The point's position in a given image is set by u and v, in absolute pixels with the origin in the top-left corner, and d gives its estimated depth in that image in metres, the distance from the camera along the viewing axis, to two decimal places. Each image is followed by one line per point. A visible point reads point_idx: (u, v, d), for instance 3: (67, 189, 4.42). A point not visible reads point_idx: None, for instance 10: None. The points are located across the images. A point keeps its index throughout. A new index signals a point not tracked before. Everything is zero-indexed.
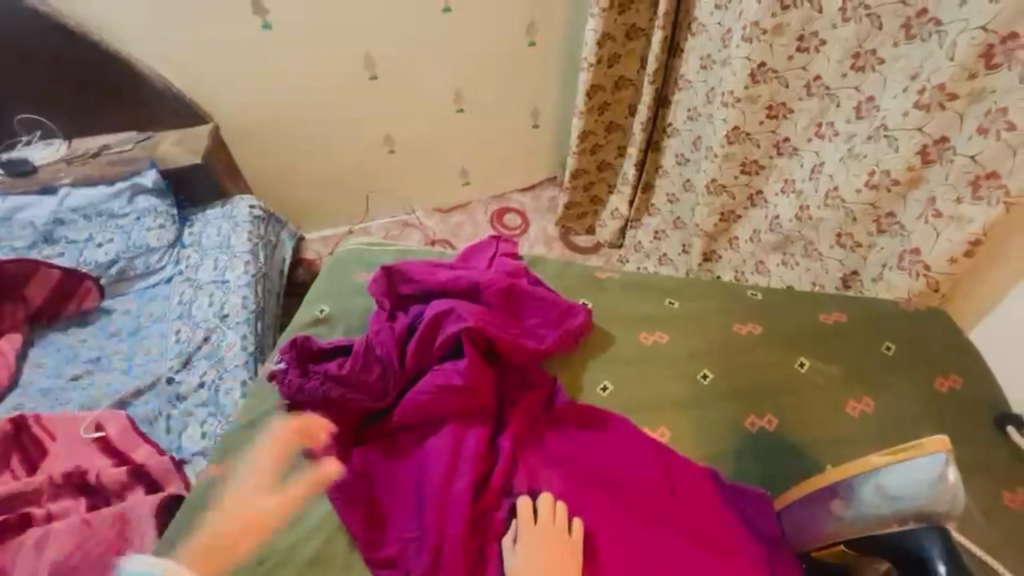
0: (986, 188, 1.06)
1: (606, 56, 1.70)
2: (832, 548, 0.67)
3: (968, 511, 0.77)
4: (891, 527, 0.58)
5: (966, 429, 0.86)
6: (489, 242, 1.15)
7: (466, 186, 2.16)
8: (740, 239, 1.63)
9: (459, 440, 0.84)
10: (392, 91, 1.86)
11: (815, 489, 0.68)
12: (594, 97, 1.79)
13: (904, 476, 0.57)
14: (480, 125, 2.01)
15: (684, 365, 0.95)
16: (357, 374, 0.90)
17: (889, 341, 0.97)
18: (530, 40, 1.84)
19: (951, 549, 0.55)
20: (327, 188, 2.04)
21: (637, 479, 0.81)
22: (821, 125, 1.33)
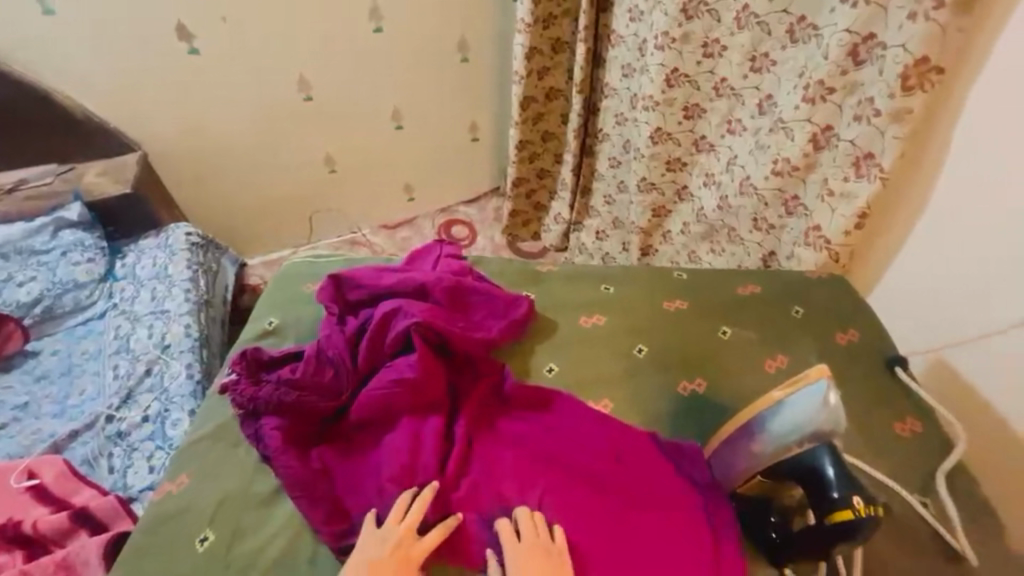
0: (866, 166, 1.20)
1: (535, 68, 1.81)
2: (751, 481, 0.77)
3: (870, 443, 0.88)
4: (788, 452, 0.70)
5: (866, 374, 0.98)
6: (434, 245, 1.20)
7: (411, 202, 2.20)
8: (672, 232, 1.76)
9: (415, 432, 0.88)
10: (328, 111, 1.88)
11: (732, 432, 0.77)
12: (528, 107, 1.89)
13: (800, 406, 0.68)
14: (419, 140, 2.06)
15: (622, 342, 1.03)
16: (310, 378, 0.92)
17: (798, 306, 1.08)
18: (462, 56, 1.92)
19: (838, 459, 0.67)
20: (269, 212, 2.02)
21: (587, 452, 0.87)
22: (731, 122, 1.48)
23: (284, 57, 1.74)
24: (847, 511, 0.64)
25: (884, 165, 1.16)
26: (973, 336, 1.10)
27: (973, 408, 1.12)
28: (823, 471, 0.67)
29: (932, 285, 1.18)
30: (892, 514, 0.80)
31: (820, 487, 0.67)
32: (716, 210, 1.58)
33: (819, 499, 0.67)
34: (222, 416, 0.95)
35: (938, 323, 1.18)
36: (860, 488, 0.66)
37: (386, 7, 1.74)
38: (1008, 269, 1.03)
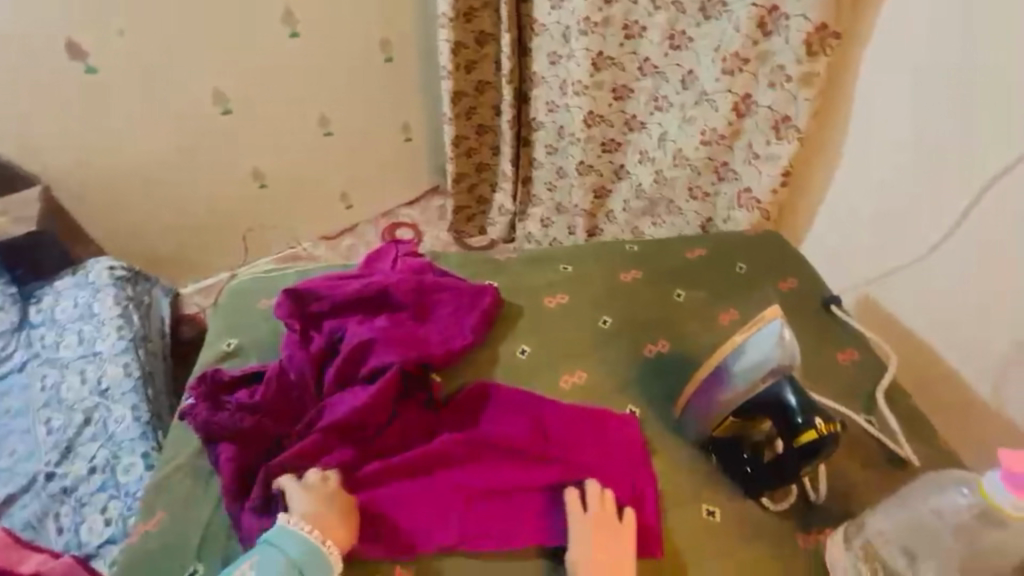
0: (784, 129, 1.31)
1: (462, 63, 1.83)
2: (724, 424, 0.82)
3: (819, 376, 0.96)
4: (757, 387, 0.77)
5: (806, 314, 1.07)
6: (390, 246, 1.19)
7: (350, 210, 2.11)
8: (615, 210, 1.81)
9: (385, 455, 0.87)
10: (251, 122, 1.80)
11: (702, 381, 0.82)
12: (459, 102, 1.90)
13: (763, 344, 0.77)
14: (353, 145, 1.99)
15: (586, 316, 1.07)
16: (272, 402, 0.88)
17: (740, 263, 1.17)
18: (386, 56, 1.89)
19: (799, 387, 0.76)
20: (199, 236, 1.91)
21: (567, 441, 0.87)
22: (658, 100, 1.55)
23: (196, 70, 1.66)
24: (813, 431, 0.73)
25: (800, 126, 1.28)
26: (896, 267, 1.23)
27: (901, 334, 1.24)
28: (789, 401, 0.75)
29: (856, 228, 1.30)
30: (847, 435, 0.89)
31: (786, 414, 0.75)
32: (653, 184, 1.65)
33: (787, 425, 0.75)
34: (186, 449, 0.89)
35: (864, 261, 1.30)
36: (820, 409, 0.75)
37: (301, 11, 1.70)
38: (921, 201, 1.16)
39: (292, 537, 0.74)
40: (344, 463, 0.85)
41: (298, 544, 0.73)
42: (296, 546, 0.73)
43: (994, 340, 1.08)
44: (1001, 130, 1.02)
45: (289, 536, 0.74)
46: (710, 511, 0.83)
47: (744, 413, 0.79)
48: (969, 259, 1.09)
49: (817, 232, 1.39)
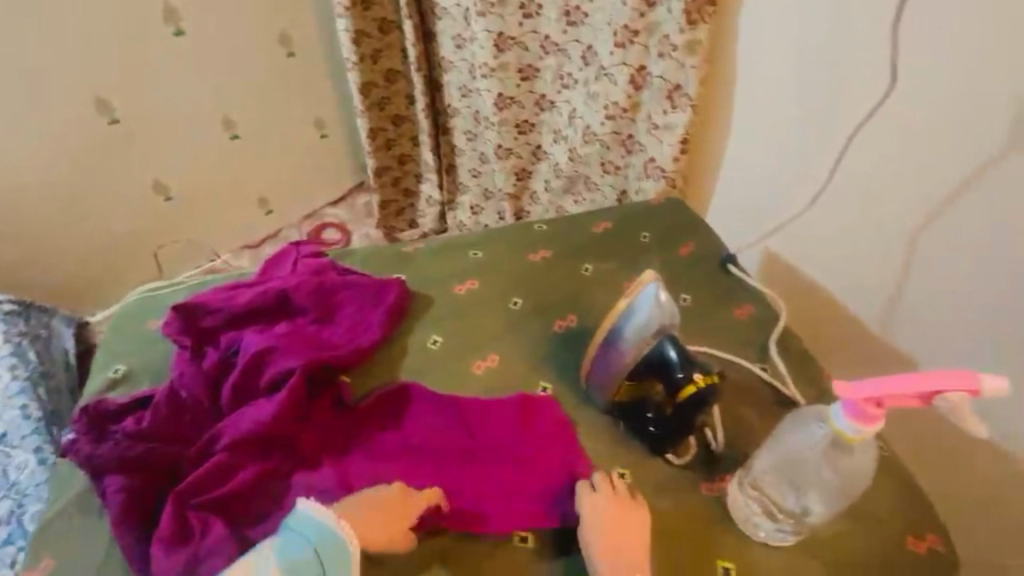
0: (677, 98, 1.34)
1: (366, 52, 1.77)
2: (626, 387, 0.84)
3: (718, 334, 1.01)
4: (645, 348, 0.82)
5: (704, 275, 1.11)
6: (290, 249, 1.14)
7: (270, 215, 2.00)
8: (538, 190, 1.80)
9: (302, 474, 0.81)
10: (145, 131, 1.67)
11: (598, 349, 0.85)
12: (370, 94, 1.85)
13: (645, 306, 0.81)
14: (265, 147, 1.89)
15: (496, 300, 1.06)
16: (163, 427, 0.83)
17: (644, 232, 1.20)
18: (287, 51, 1.79)
19: (678, 344, 0.82)
20: (108, 260, 1.77)
21: (494, 436, 0.86)
22: (563, 78, 1.55)
23: (71, 79, 1.52)
24: (692, 385, 0.79)
25: (691, 95, 1.31)
26: (785, 219, 1.30)
27: (803, 285, 1.32)
28: (672, 358, 0.81)
29: (749, 187, 1.36)
30: (742, 384, 0.94)
31: (671, 369, 0.82)
32: (568, 161, 1.65)
33: (671, 383, 0.81)
34: (74, 489, 0.82)
35: (758, 217, 1.36)
36: (698, 364, 0.82)
37: (184, 7, 1.58)
38: (802, 153, 1.23)
39: (312, 527, 0.71)
40: (254, 487, 0.80)
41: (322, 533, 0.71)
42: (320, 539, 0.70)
43: (881, 276, 1.18)
44: (856, 79, 1.09)
45: (309, 523, 0.71)
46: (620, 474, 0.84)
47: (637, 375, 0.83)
48: (848, 204, 1.18)
49: (716, 201, 1.43)
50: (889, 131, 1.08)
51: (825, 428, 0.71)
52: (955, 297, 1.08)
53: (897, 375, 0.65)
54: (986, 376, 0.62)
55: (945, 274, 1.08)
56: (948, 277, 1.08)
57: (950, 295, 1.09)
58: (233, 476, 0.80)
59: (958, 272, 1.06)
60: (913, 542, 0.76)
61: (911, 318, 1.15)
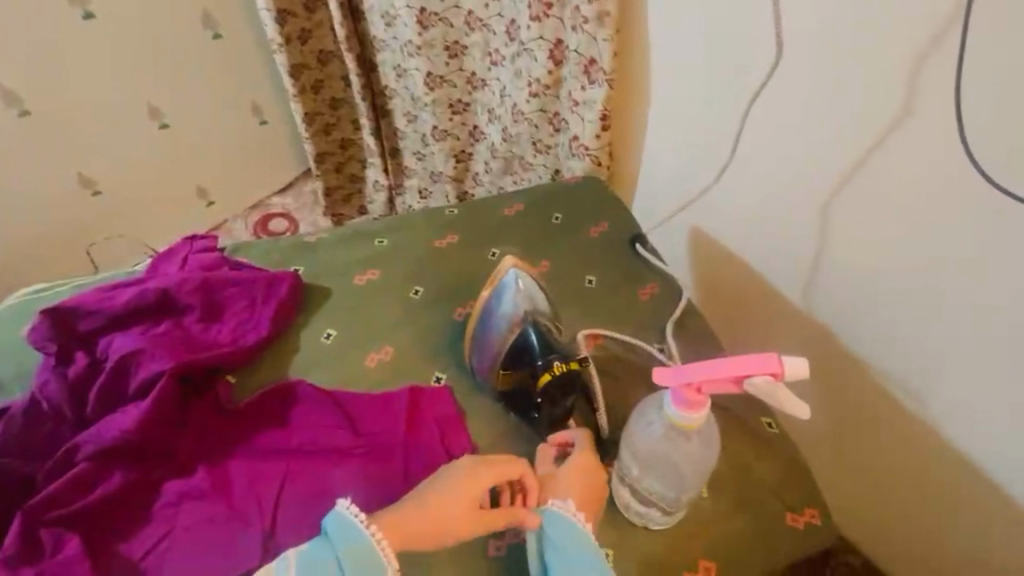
0: (594, 72, 1.26)
1: (293, 33, 1.67)
2: (502, 378, 0.87)
3: (619, 315, 1.00)
4: (509, 337, 0.87)
5: (614, 256, 1.09)
6: (183, 243, 1.08)
7: (211, 206, 1.88)
8: (479, 171, 1.73)
9: (179, 481, 0.79)
10: (63, 127, 1.53)
11: (474, 341, 0.90)
12: (301, 76, 1.74)
13: (506, 293, 0.88)
14: (198, 136, 1.75)
15: (396, 289, 1.03)
16: (20, 440, 0.80)
17: (557, 213, 1.16)
18: (212, 32, 1.64)
19: (541, 331, 0.86)
20: (30, 262, 1.64)
21: (378, 434, 0.84)
22: (491, 54, 1.48)
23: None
24: (547, 373, 0.83)
25: (606, 69, 1.23)
26: (699, 193, 1.23)
27: (730, 267, 1.23)
28: (532, 344, 0.86)
29: (667, 161, 1.29)
30: (637, 366, 0.93)
31: (534, 354, 0.85)
32: (502, 141, 1.58)
33: (531, 371, 0.85)
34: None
35: (677, 194, 1.29)
36: (557, 350, 0.85)
37: None
38: (710, 122, 1.14)
39: (345, 533, 0.67)
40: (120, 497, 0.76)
41: (349, 543, 0.66)
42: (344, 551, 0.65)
43: (796, 255, 1.09)
44: (752, 37, 1.00)
45: (338, 526, 0.67)
46: None
47: (509, 365, 0.86)
48: (757, 176, 1.09)
49: (641, 183, 1.37)
50: (788, 94, 0.98)
51: (662, 419, 0.69)
52: (872, 281, 0.98)
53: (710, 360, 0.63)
54: (789, 356, 0.62)
55: (858, 254, 0.99)
56: (862, 260, 0.98)
57: (861, 279, 1.00)
58: (95, 488, 0.76)
59: (870, 253, 0.97)
60: (791, 518, 0.80)
61: (831, 306, 1.06)
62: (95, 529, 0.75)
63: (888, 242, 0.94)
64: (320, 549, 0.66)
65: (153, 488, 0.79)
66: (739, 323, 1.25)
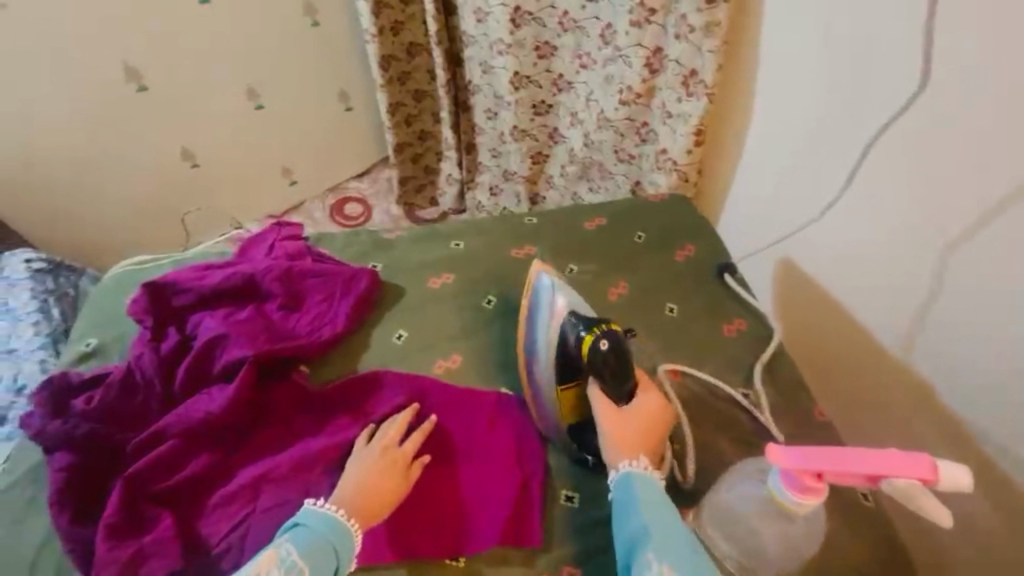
0: (693, 85, 1.19)
1: (386, 24, 1.68)
2: (569, 391, 0.81)
3: (699, 351, 0.94)
4: (551, 346, 0.82)
5: (698, 285, 1.02)
6: (270, 229, 1.12)
7: (294, 185, 1.95)
8: (554, 175, 1.69)
9: (255, 463, 0.82)
10: (172, 103, 1.62)
11: (526, 368, 0.86)
12: (390, 67, 1.76)
13: (539, 302, 0.85)
14: (290, 120, 1.83)
15: (468, 296, 1.01)
16: (114, 406, 0.85)
17: (640, 232, 1.11)
18: (312, 20, 1.70)
19: (573, 315, 0.82)
20: (132, 224, 1.76)
21: (465, 438, 0.85)
22: (582, 57, 1.44)
23: (96, 43, 1.46)
24: (584, 348, 0.77)
25: (708, 82, 1.15)
26: (800, 225, 1.12)
27: (823, 305, 1.11)
28: (568, 332, 0.80)
29: (765, 186, 1.19)
30: (717, 410, 0.87)
31: (575, 348, 0.80)
32: (583, 147, 1.54)
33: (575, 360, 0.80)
34: (24, 463, 0.85)
35: (774, 223, 1.19)
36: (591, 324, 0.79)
37: None
38: (822, 149, 1.04)
39: (321, 517, 0.69)
40: (195, 472, 0.80)
41: (329, 525, 0.68)
42: (329, 529, 0.68)
43: (904, 305, 0.97)
44: (889, 60, 0.89)
45: (314, 515, 0.69)
46: (568, 497, 0.82)
47: (569, 379, 0.81)
48: (870, 212, 0.98)
49: (730, 205, 1.28)
50: (923, 126, 0.87)
51: (763, 491, 0.63)
52: (1000, 348, 0.85)
53: (841, 448, 0.56)
54: (947, 463, 0.53)
55: (987, 314, 0.86)
56: (993, 321, 0.86)
57: (979, 342, 0.88)
58: (177, 462, 0.81)
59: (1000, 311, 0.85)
60: None
61: (941, 366, 0.94)
62: (173, 500, 0.79)
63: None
64: (306, 535, 0.67)
65: (226, 468, 0.81)
66: (825, 366, 1.14)
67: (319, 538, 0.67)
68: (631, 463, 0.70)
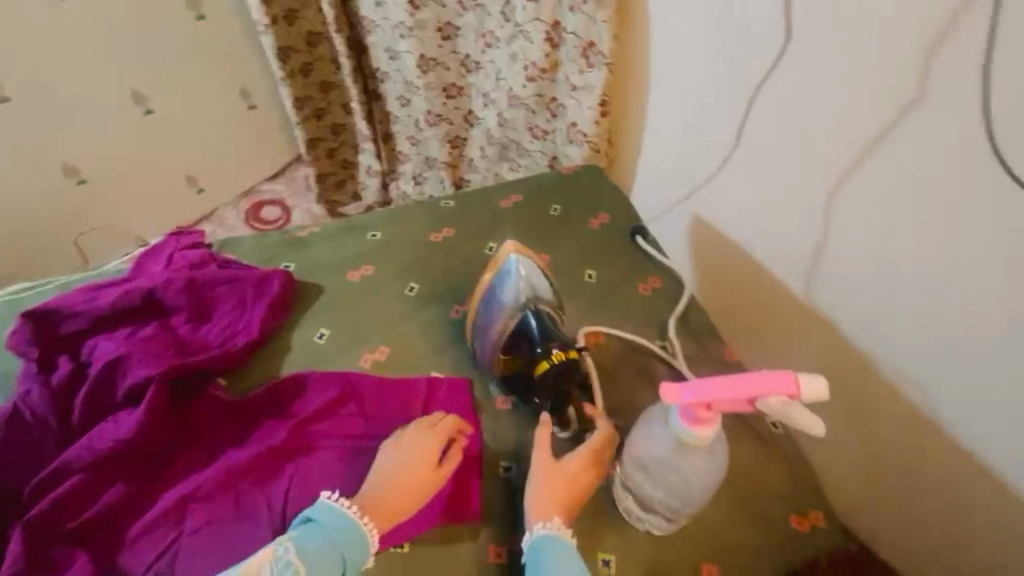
0: (592, 56, 1.21)
1: (279, 13, 1.59)
2: (508, 364, 0.86)
3: (620, 312, 0.98)
4: (509, 325, 0.85)
5: (613, 248, 1.06)
6: (168, 239, 1.04)
7: (201, 193, 1.82)
8: (474, 157, 1.67)
9: (179, 484, 0.77)
10: (41, 115, 1.44)
11: (474, 329, 0.89)
12: (290, 60, 1.66)
13: (504, 283, 0.87)
14: (184, 123, 1.68)
15: (391, 286, 0.99)
16: (5, 450, 0.78)
17: (555, 204, 1.13)
18: (196, 14, 1.57)
19: (538, 313, 0.85)
20: (16, 253, 1.58)
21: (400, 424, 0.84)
22: (486, 36, 1.42)
23: None
24: (546, 361, 0.81)
25: (605, 53, 1.18)
26: (698, 184, 1.18)
27: (732, 257, 1.17)
28: (532, 332, 0.84)
29: (668, 151, 1.23)
30: (637, 363, 0.92)
31: (528, 344, 0.84)
32: (499, 128, 1.53)
33: (530, 356, 0.84)
34: None
35: (676, 183, 1.23)
36: (557, 339, 0.84)
37: None
38: (713, 110, 1.09)
39: (339, 523, 0.70)
40: (108, 505, 0.75)
41: (341, 536, 0.69)
42: (342, 534, 0.69)
43: (797, 251, 1.04)
44: (760, 19, 0.94)
45: (332, 520, 0.70)
46: (506, 467, 0.84)
47: (508, 355, 0.86)
48: (762, 166, 1.04)
49: (641, 172, 1.32)
50: (794, 81, 0.93)
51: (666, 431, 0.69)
52: (920, 291, 0.88)
53: (721, 380, 0.63)
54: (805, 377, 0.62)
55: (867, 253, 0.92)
56: (905, 262, 0.87)
57: (863, 280, 0.94)
58: (89, 497, 0.75)
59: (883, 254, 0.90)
60: (797, 521, 0.79)
61: (836, 301, 1.01)
62: (88, 536, 0.74)
63: (892, 245, 0.88)
64: (314, 539, 0.68)
65: (146, 494, 0.77)
66: (739, 310, 1.20)
67: (327, 538, 0.68)
68: (546, 524, 0.70)
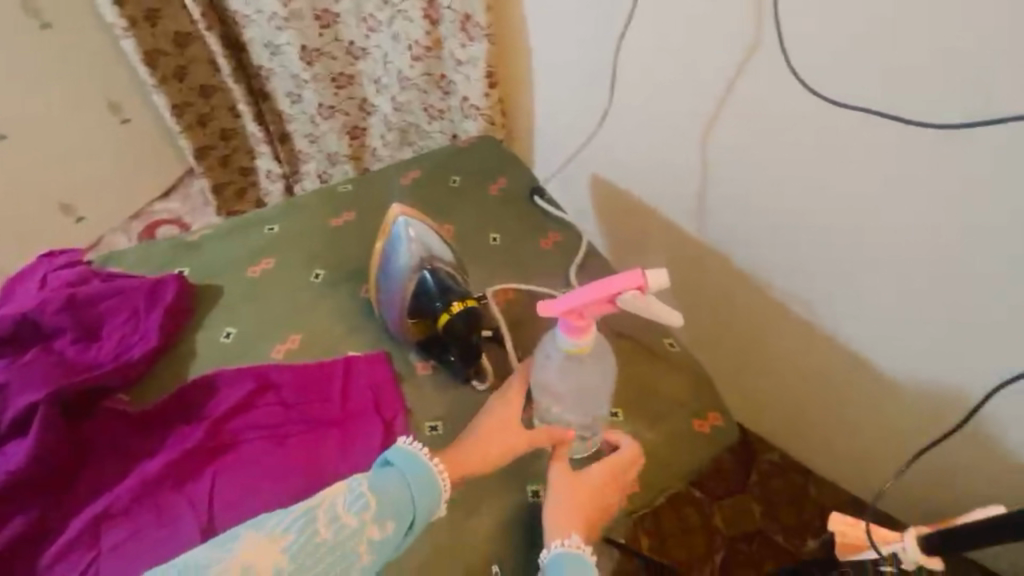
0: (471, 28, 1.22)
1: (137, 14, 1.48)
2: (418, 326, 0.89)
3: (525, 268, 1.02)
4: (409, 287, 0.88)
5: (513, 210, 1.10)
6: (39, 262, 0.96)
7: (81, 222, 1.65)
8: (376, 147, 1.62)
9: (89, 504, 0.74)
10: None
11: (381, 300, 0.91)
12: (159, 63, 1.55)
13: (396, 247, 0.90)
14: (45, 144, 1.51)
15: (296, 275, 0.98)
16: None
17: (454, 176, 1.15)
18: (38, 21, 1.42)
19: (434, 270, 0.89)
20: None
21: (321, 405, 0.84)
22: (366, 20, 1.39)
23: None
24: (445, 314, 0.86)
25: (482, 23, 1.19)
26: (584, 141, 1.23)
27: (631, 207, 1.23)
28: (430, 288, 0.88)
29: (558, 115, 1.26)
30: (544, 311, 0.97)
31: (428, 302, 0.88)
32: (395, 113, 1.50)
33: (432, 312, 0.87)
34: None
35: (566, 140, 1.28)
36: (456, 291, 0.88)
37: None
38: (589, 69, 1.13)
39: (411, 462, 0.72)
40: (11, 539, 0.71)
41: (412, 471, 0.71)
42: (414, 479, 0.71)
43: (680, 195, 1.12)
44: None
45: (405, 459, 0.72)
46: (432, 428, 0.85)
47: (414, 317, 0.88)
48: (639, 118, 1.10)
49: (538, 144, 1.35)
50: (656, 33, 0.98)
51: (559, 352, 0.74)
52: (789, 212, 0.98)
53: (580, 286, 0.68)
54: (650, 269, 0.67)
55: (741, 181, 1.01)
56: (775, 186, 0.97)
57: (743, 208, 1.04)
58: None
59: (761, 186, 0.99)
60: (698, 423, 0.89)
61: (719, 233, 1.11)
62: None
63: (761, 174, 0.98)
64: (390, 474, 0.71)
65: (53, 522, 0.73)
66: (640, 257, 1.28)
67: (400, 482, 0.71)
68: (564, 542, 0.72)
